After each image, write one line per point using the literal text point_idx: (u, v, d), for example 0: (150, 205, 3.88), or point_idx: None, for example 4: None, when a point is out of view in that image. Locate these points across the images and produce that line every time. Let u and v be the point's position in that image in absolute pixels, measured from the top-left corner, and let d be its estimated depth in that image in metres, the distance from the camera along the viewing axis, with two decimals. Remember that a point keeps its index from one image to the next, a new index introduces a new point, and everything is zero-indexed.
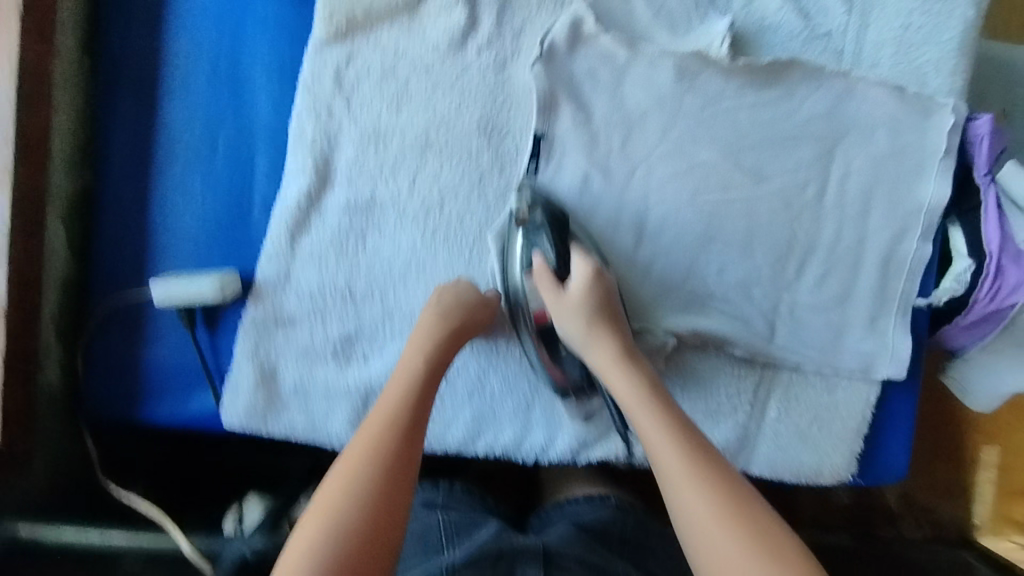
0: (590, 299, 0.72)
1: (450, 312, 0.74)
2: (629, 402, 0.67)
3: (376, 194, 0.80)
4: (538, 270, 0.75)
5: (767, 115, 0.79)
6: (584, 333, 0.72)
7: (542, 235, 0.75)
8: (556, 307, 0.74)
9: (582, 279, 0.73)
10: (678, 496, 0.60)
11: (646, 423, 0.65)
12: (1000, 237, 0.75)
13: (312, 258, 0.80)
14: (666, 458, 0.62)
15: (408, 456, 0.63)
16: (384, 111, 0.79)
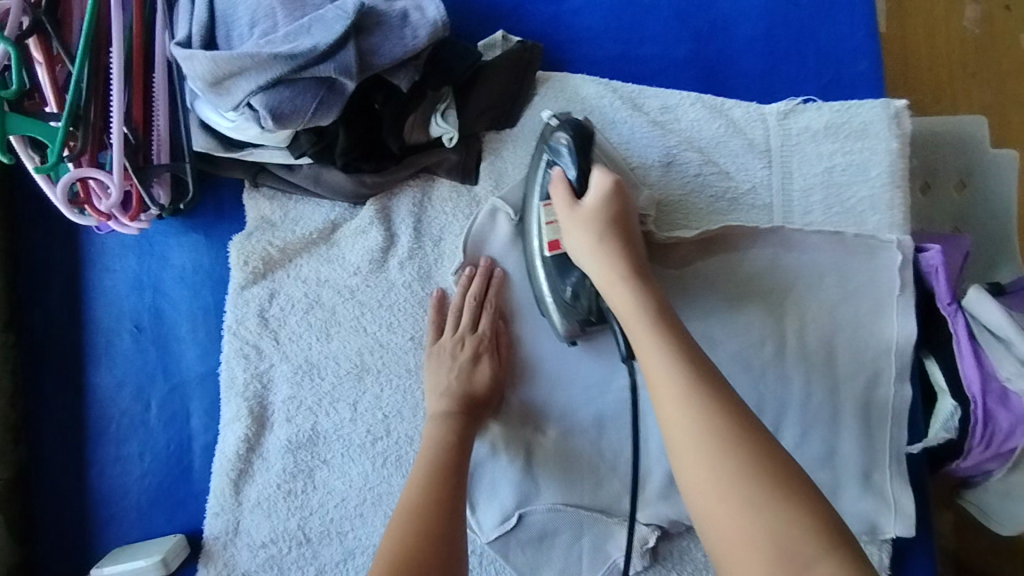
0: (606, 221, 0.64)
1: (457, 380, 0.71)
2: (631, 318, 0.59)
3: (318, 427, 0.76)
4: (554, 180, 0.67)
5: (706, 278, 0.75)
6: (591, 246, 0.63)
7: (563, 149, 0.68)
8: (565, 220, 0.66)
9: (598, 194, 0.65)
10: (663, 407, 0.52)
11: (644, 339, 0.57)
12: (980, 379, 0.69)
13: (260, 506, 0.76)
14: (665, 386, 0.52)
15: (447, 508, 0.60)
16: (314, 342, 0.77)
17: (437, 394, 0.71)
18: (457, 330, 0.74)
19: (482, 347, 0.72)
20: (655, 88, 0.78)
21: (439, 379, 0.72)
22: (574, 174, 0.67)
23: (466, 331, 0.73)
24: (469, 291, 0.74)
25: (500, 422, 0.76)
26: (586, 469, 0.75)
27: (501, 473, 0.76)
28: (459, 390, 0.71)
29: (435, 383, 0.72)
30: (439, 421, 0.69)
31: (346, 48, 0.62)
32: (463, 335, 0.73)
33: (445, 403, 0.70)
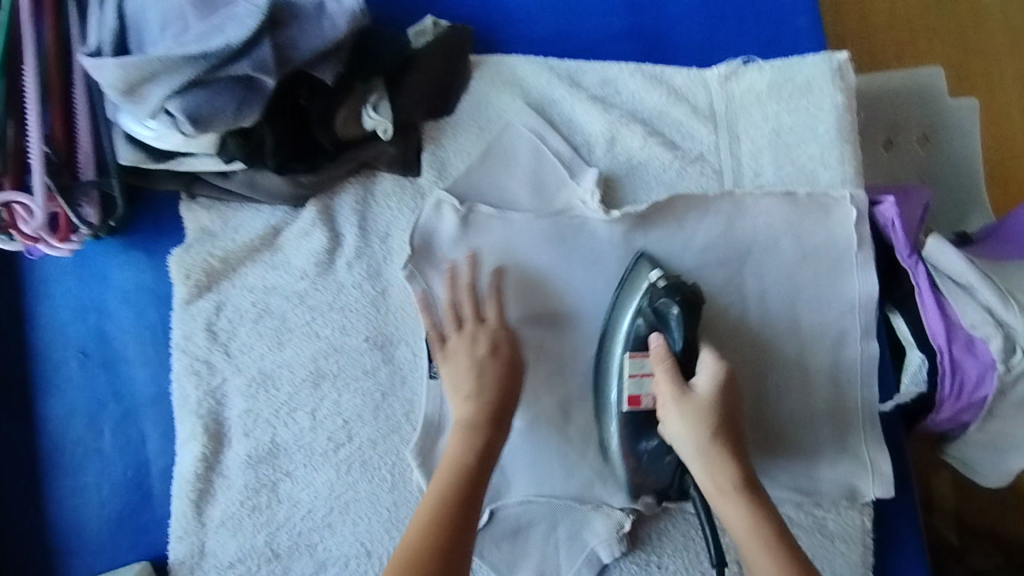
0: (717, 408, 0.61)
1: (479, 382, 0.65)
2: (744, 532, 0.57)
3: (278, 439, 0.74)
4: (654, 350, 0.64)
5: (663, 252, 0.73)
6: (699, 454, 0.60)
7: (671, 316, 0.64)
8: (669, 404, 0.62)
9: (710, 384, 0.62)
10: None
11: (726, 495, 0.58)
12: (945, 329, 0.68)
13: (225, 525, 0.73)
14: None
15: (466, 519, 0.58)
16: (266, 352, 0.74)
17: (461, 399, 0.65)
18: (463, 329, 0.69)
19: (497, 349, 0.67)
20: (592, 62, 0.76)
21: (455, 383, 0.65)
22: (678, 346, 0.64)
23: (473, 324, 0.68)
24: (461, 284, 0.71)
25: (465, 418, 0.74)
26: (557, 458, 0.74)
27: None
28: (484, 394, 0.64)
29: (456, 385, 0.66)
30: (461, 442, 0.62)
31: (261, 44, 0.60)
32: (471, 327, 0.68)
33: (470, 410, 0.64)
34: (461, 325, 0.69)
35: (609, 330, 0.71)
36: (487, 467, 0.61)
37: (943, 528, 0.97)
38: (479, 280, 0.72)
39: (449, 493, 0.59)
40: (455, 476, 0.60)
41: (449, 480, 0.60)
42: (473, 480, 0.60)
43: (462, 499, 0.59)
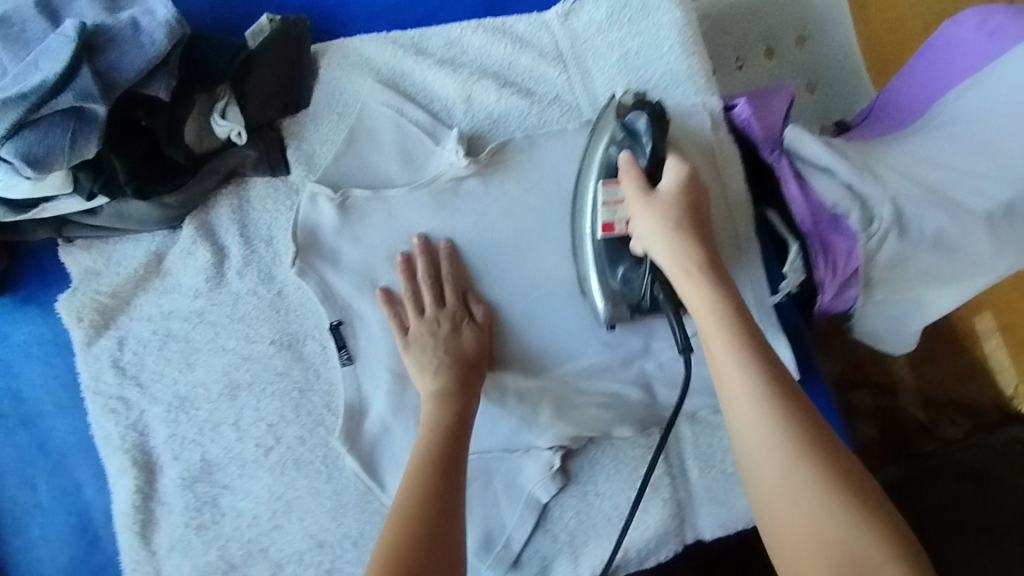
0: (680, 201, 0.61)
1: (446, 357, 0.70)
2: (709, 325, 0.56)
3: (207, 456, 0.75)
4: (624, 163, 0.65)
5: (539, 197, 0.75)
6: (660, 228, 0.60)
7: (643, 134, 0.66)
8: (635, 202, 0.63)
9: (674, 179, 0.62)
10: (731, 399, 0.53)
11: (684, 278, 0.59)
12: (810, 213, 0.72)
13: (175, 549, 0.75)
14: (744, 405, 0.52)
15: (455, 468, 0.61)
16: (177, 376, 0.75)
17: (428, 375, 0.70)
18: (424, 312, 0.73)
19: (455, 327, 0.72)
20: (434, 27, 0.77)
21: (423, 360, 0.71)
22: (647, 159, 0.65)
23: (433, 308, 0.72)
24: (418, 274, 0.73)
25: (384, 398, 0.76)
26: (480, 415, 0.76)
27: (400, 445, 0.76)
28: (452, 364, 0.70)
29: (422, 364, 0.71)
30: (437, 407, 0.67)
31: (81, 73, 0.60)
32: (433, 313, 0.72)
33: (442, 381, 0.69)
34: (433, 308, 0.73)
35: (587, 174, 0.70)
36: (464, 429, 0.65)
37: (910, 407, 1.08)
38: (438, 266, 0.74)
39: (428, 447, 0.62)
40: (435, 438, 0.63)
41: (427, 439, 0.64)
42: (455, 438, 0.64)
43: (448, 457, 0.61)
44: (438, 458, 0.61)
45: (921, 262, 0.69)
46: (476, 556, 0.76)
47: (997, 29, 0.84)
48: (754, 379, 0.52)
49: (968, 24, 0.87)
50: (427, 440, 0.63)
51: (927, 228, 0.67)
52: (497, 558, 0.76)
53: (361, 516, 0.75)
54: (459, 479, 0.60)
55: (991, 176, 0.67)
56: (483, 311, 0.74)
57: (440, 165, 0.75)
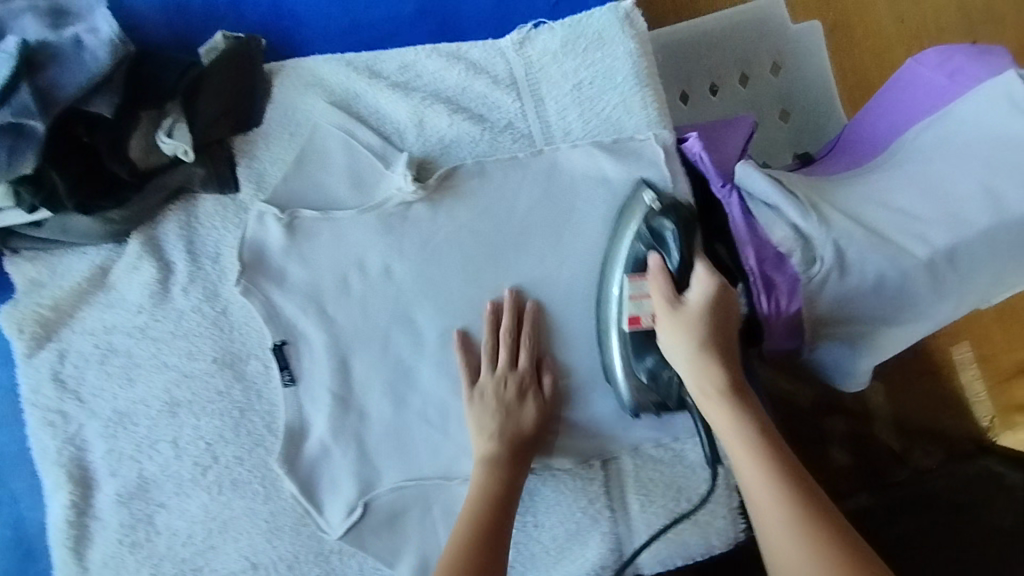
0: (704, 314, 0.65)
1: (505, 422, 0.72)
2: (734, 445, 0.61)
3: (145, 472, 0.75)
4: (652, 267, 0.68)
5: (488, 225, 0.76)
6: (690, 352, 0.64)
7: (669, 234, 0.68)
8: (664, 317, 0.66)
9: (701, 290, 0.65)
10: (754, 497, 0.58)
11: (712, 405, 0.64)
12: (754, 251, 0.71)
13: (107, 566, 0.74)
14: (760, 491, 0.58)
15: (495, 545, 0.64)
16: (118, 391, 0.75)
17: (484, 436, 0.72)
18: (496, 369, 0.74)
19: (517, 389, 0.73)
20: (389, 50, 0.77)
21: (480, 420, 0.72)
22: (675, 262, 0.67)
23: (505, 369, 0.73)
24: (499, 338, 0.74)
25: (326, 420, 0.75)
26: (422, 440, 0.76)
27: (340, 468, 0.76)
28: (511, 432, 0.72)
29: (480, 424, 0.72)
30: (487, 468, 0.70)
31: (20, 89, 0.60)
32: (504, 373, 0.73)
33: (494, 445, 0.71)
34: (501, 373, 0.73)
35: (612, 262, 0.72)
36: (509, 502, 0.68)
37: (887, 438, 1.13)
38: (518, 332, 0.74)
39: (475, 511, 0.67)
40: (484, 510, 0.67)
41: (477, 500, 0.68)
42: (501, 508, 0.67)
43: (490, 533, 0.65)
44: (482, 523, 0.65)
45: (864, 305, 0.70)
46: None
47: (957, 70, 0.84)
48: (773, 482, 0.58)
49: (929, 64, 0.88)
50: (474, 502, 0.68)
51: (868, 272, 0.68)
52: None
53: (297, 538, 0.75)
54: (497, 557, 0.63)
55: (938, 224, 0.69)
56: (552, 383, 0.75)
57: (390, 188, 0.75)
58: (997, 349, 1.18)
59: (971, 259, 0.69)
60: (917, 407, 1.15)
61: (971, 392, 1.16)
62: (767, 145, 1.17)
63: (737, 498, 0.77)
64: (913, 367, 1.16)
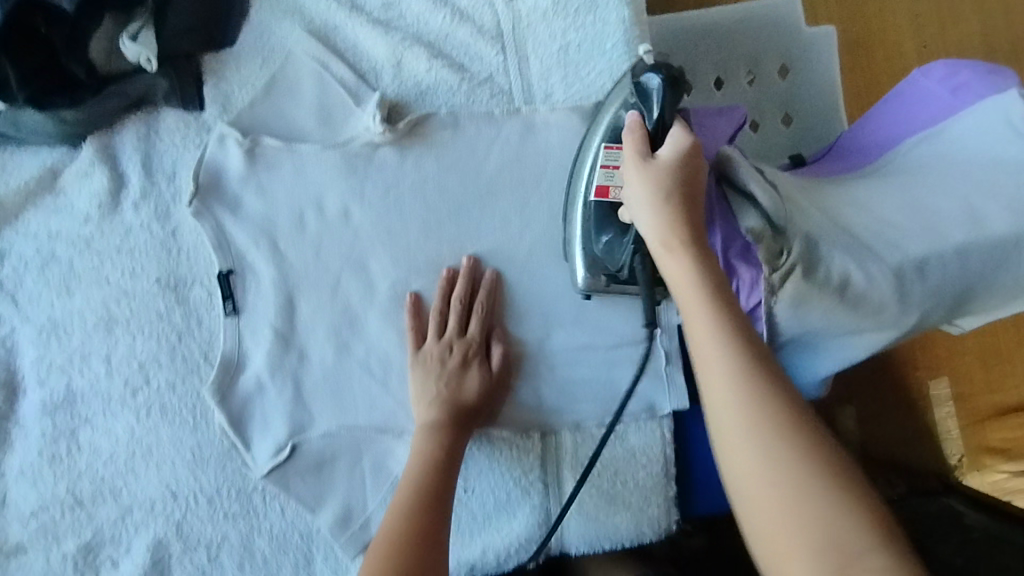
0: (675, 170, 0.58)
1: (448, 391, 0.69)
2: (685, 293, 0.53)
3: (73, 385, 0.73)
4: (629, 125, 0.63)
5: (455, 179, 0.74)
6: (652, 196, 0.57)
7: (650, 93, 0.63)
8: (629, 167, 0.60)
9: (674, 147, 0.59)
10: (703, 366, 0.50)
11: (686, 281, 0.53)
12: (722, 238, 0.69)
13: (24, 474, 0.73)
14: (708, 349, 0.50)
15: (439, 509, 0.62)
16: (55, 299, 0.73)
17: (425, 405, 0.69)
18: (441, 336, 0.72)
19: (459, 359, 0.70)
20: None
21: (423, 387, 0.70)
22: (650, 123, 0.62)
23: (453, 335, 0.71)
24: (451, 298, 0.72)
25: (265, 357, 0.73)
26: (360, 389, 0.74)
27: (273, 407, 0.74)
28: (451, 400, 0.69)
29: (423, 392, 0.70)
30: (432, 438, 0.67)
31: None
32: (451, 339, 0.71)
33: (435, 413, 0.69)
34: (447, 340, 0.71)
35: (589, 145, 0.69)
36: (451, 474, 0.65)
37: None
38: (471, 293, 0.72)
39: (416, 478, 0.64)
40: (422, 479, 0.64)
41: (418, 467, 0.65)
42: (441, 474, 0.65)
43: (431, 500, 0.62)
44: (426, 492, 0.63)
45: (822, 305, 0.67)
46: (331, 534, 0.73)
47: (958, 86, 0.81)
48: (722, 342, 0.49)
49: (933, 78, 0.84)
50: (414, 469, 0.65)
51: (834, 270, 0.65)
52: (350, 539, 0.73)
53: (220, 473, 0.73)
54: (441, 519, 0.61)
55: (910, 234, 0.67)
56: (502, 352, 0.72)
57: (357, 129, 0.73)
58: (976, 390, 1.15)
59: (941, 272, 0.66)
60: (886, 437, 1.14)
61: (942, 428, 1.14)
62: (764, 148, 1.13)
63: (674, 490, 0.75)
64: (888, 396, 1.15)
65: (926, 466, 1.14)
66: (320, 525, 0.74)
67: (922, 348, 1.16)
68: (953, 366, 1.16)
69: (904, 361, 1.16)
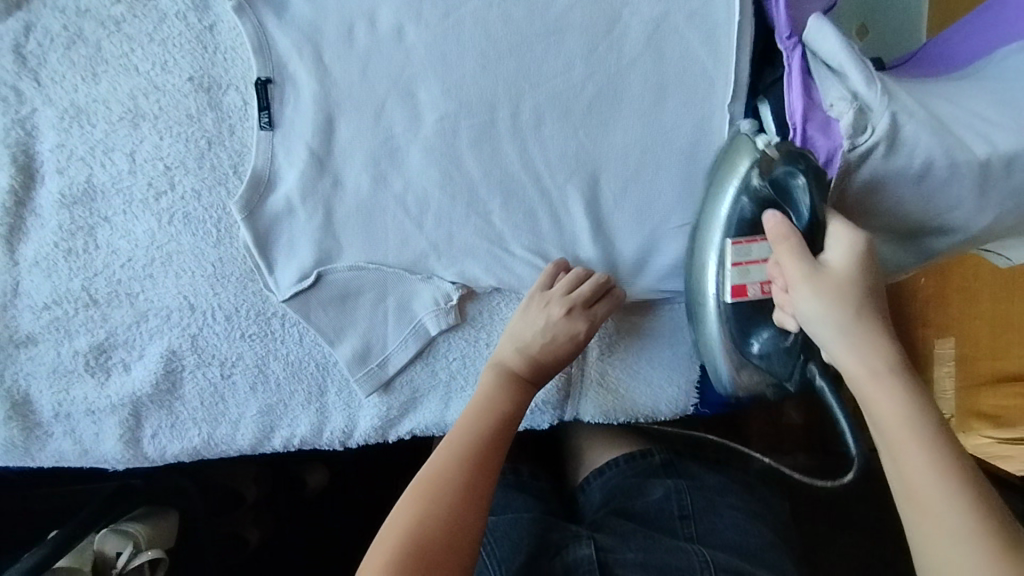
0: (856, 278, 0.54)
1: (540, 354, 0.67)
2: (860, 364, 0.52)
3: (94, 179, 0.70)
4: (774, 226, 0.57)
5: (521, 10, 0.68)
6: (847, 319, 0.52)
7: (798, 180, 0.58)
8: (803, 281, 0.54)
9: (846, 250, 0.55)
10: (885, 414, 0.50)
11: (912, 452, 0.49)
12: (803, 107, 0.64)
13: (38, 265, 0.71)
14: (902, 434, 0.49)
15: (478, 475, 0.58)
16: (80, 83, 0.69)
17: (517, 346, 0.67)
18: (570, 294, 0.67)
19: (568, 336, 0.67)
20: None
21: (521, 334, 0.67)
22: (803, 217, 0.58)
23: (578, 303, 0.66)
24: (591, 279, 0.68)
25: (296, 177, 0.69)
26: (393, 226, 0.70)
27: (300, 231, 0.70)
28: (538, 362, 0.67)
29: (521, 333, 0.67)
30: (499, 384, 0.65)
31: None
32: (575, 306, 0.66)
33: (520, 363, 0.67)
34: (574, 308, 0.66)
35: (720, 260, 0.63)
36: (501, 438, 0.62)
37: None
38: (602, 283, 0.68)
39: (470, 436, 0.61)
40: (478, 441, 0.61)
41: (444, 471, 0.58)
42: (492, 442, 0.61)
43: (476, 465, 0.59)
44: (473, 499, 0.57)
45: (896, 195, 0.64)
46: (347, 369, 0.72)
47: None
48: (922, 430, 0.49)
49: None
50: (470, 431, 0.61)
51: (917, 156, 0.61)
52: (365, 376, 0.72)
53: (240, 292, 0.71)
54: (480, 501, 0.57)
55: (1006, 128, 0.62)
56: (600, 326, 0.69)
57: None
58: (979, 355, 1.08)
59: None
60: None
61: (938, 386, 1.08)
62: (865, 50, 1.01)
63: (698, 374, 0.74)
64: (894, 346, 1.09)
65: None
66: (336, 358, 0.72)
67: (936, 302, 1.07)
68: (966, 322, 1.08)
69: (915, 314, 1.07)
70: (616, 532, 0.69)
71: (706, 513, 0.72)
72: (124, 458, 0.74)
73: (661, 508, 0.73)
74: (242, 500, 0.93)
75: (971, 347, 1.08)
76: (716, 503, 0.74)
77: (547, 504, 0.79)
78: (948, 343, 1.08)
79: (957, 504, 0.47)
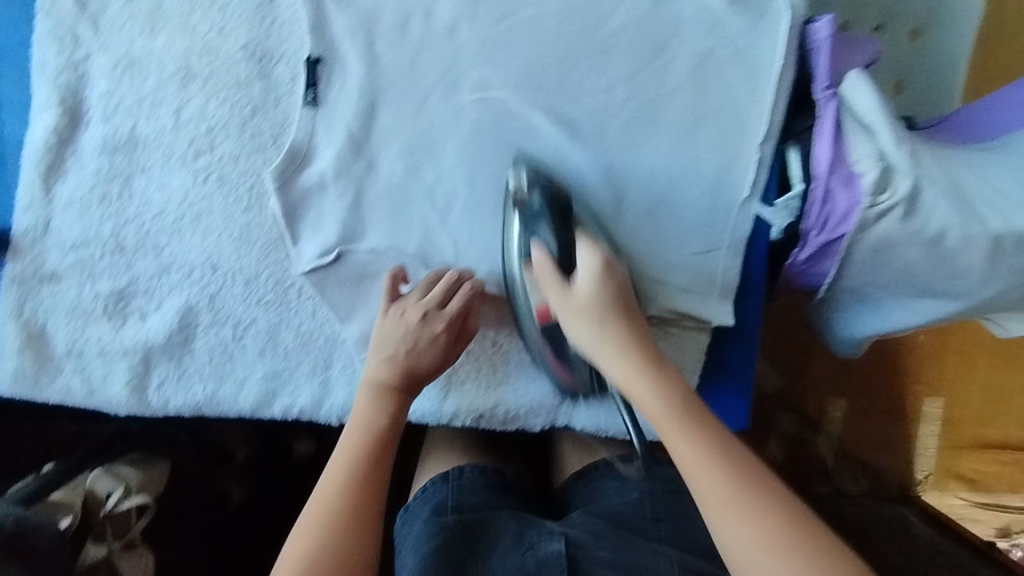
0: (595, 308, 0.62)
1: (410, 356, 0.69)
2: (652, 410, 0.58)
3: (137, 130, 0.72)
4: (539, 263, 0.65)
5: (571, 28, 0.70)
6: (597, 337, 0.61)
7: (542, 223, 0.66)
8: (564, 312, 0.63)
9: (590, 276, 0.63)
10: (684, 465, 0.56)
11: (710, 486, 0.55)
12: (830, 157, 0.65)
13: (72, 205, 0.73)
14: (697, 471, 0.55)
15: (366, 488, 0.64)
16: (137, 35, 0.72)
17: (383, 351, 0.69)
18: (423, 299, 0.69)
19: (417, 338, 0.69)
20: None
21: (387, 337, 0.70)
22: (555, 248, 0.65)
23: (431, 306, 0.68)
24: (443, 281, 0.69)
25: (332, 156, 0.71)
26: (419, 216, 0.72)
27: (327, 209, 0.72)
28: (414, 360, 0.69)
29: (384, 342, 0.70)
30: (372, 402, 0.68)
31: None
32: (428, 309, 0.68)
33: (388, 371, 0.69)
34: (404, 310, 0.69)
35: (508, 253, 0.69)
36: (388, 442, 0.67)
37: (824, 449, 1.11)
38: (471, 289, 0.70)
39: (353, 461, 0.65)
40: (356, 468, 0.65)
41: (322, 518, 0.62)
42: (376, 453, 0.66)
43: (368, 487, 0.64)
44: (347, 562, 0.60)
45: (909, 255, 0.66)
46: (353, 348, 0.74)
47: None
48: (711, 464, 0.55)
49: None
50: (355, 449, 0.66)
51: (933, 222, 0.63)
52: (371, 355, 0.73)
53: (263, 259, 0.73)
54: (370, 523, 0.63)
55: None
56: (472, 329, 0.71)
57: None
58: (964, 419, 1.10)
59: None
60: (868, 436, 1.11)
61: (919, 444, 1.10)
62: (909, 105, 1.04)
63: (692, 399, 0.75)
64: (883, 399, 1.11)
65: (893, 475, 1.10)
66: (345, 335, 0.74)
67: (930, 364, 1.10)
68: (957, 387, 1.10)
69: (906, 372, 1.10)
70: (588, 529, 0.71)
71: (675, 519, 0.75)
72: (127, 404, 0.75)
73: (634, 509, 0.75)
74: (230, 458, 0.97)
75: (959, 412, 1.10)
76: (687, 509, 0.76)
77: (526, 503, 0.82)
78: (936, 403, 1.10)
79: (754, 534, 0.53)
